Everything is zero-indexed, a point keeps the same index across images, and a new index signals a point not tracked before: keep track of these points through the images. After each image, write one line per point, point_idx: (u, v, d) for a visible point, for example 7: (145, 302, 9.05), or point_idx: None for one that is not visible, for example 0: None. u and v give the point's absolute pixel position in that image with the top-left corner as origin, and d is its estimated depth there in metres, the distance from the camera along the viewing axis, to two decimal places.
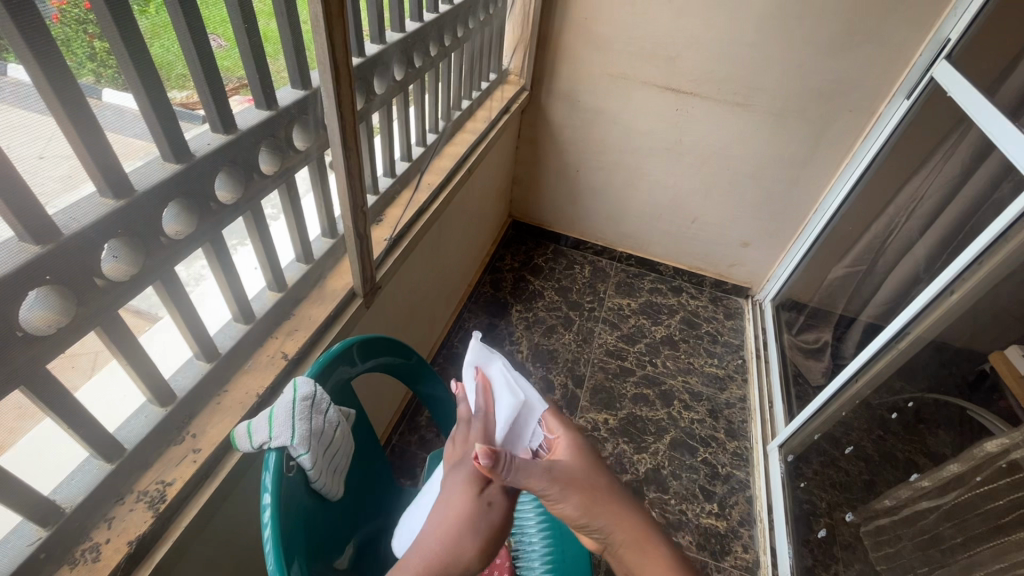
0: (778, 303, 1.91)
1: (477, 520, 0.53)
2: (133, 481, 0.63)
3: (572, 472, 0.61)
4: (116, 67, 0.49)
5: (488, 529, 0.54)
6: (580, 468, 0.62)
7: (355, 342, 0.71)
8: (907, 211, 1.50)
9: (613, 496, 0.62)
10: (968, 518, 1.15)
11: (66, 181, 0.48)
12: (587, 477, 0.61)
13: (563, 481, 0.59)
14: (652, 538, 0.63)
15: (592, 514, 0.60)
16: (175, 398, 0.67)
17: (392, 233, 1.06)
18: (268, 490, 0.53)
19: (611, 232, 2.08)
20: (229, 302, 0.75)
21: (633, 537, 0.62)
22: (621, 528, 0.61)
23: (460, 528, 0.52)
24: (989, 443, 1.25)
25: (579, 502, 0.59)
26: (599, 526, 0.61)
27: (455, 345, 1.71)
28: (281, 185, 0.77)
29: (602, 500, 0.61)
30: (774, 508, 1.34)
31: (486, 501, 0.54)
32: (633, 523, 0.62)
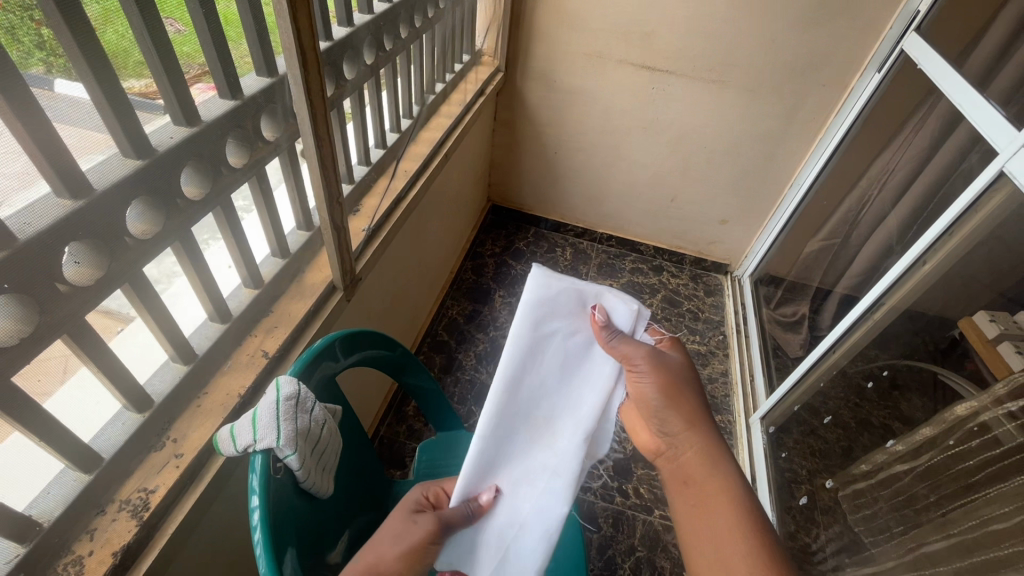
0: (757, 278, 1.95)
1: (401, 531, 0.53)
2: (113, 490, 0.61)
3: (671, 366, 0.64)
4: (61, 54, 0.45)
5: (408, 545, 0.52)
6: (679, 366, 0.66)
7: (338, 337, 0.69)
8: (879, 183, 1.52)
9: (696, 408, 0.65)
10: (940, 478, 1.15)
11: (22, 178, 0.45)
12: (682, 378, 0.65)
13: (658, 363, 0.63)
14: (722, 460, 0.62)
15: (670, 408, 0.64)
16: (153, 403, 0.65)
17: (370, 223, 1.03)
18: (256, 492, 0.52)
19: (591, 213, 2.08)
20: (203, 301, 0.72)
21: (700, 445, 0.63)
22: (691, 434, 0.64)
23: (378, 552, 0.51)
24: (959, 407, 1.26)
25: (663, 387, 0.62)
26: (671, 421, 0.64)
27: (440, 333, 1.70)
28: (252, 178, 0.74)
29: (682, 403, 0.64)
30: (758, 476, 1.40)
31: (413, 519, 0.54)
32: (706, 438, 0.64)
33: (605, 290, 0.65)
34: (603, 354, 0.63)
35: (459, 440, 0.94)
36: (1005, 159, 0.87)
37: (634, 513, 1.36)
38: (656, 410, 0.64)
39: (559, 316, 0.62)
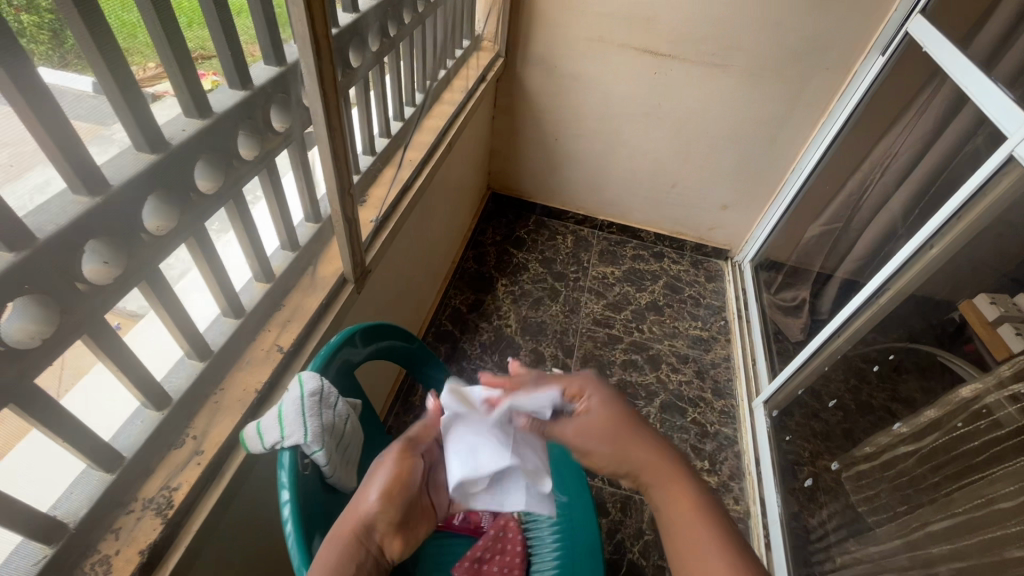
0: (757, 263, 1.96)
1: (373, 474, 0.55)
2: (135, 489, 0.61)
3: (599, 420, 0.61)
4: (65, 46, 0.43)
5: (385, 481, 0.54)
6: (607, 411, 0.62)
7: (358, 330, 0.70)
8: (881, 167, 1.52)
9: (643, 440, 0.60)
10: (945, 459, 1.15)
11: (14, 171, 0.42)
12: (616, 416, 0.61)
13: (590, 433, 0.61)
14: (680, 476, 0.59)
15: (622, 455, 0.59)
16: (171, 400, 0.64)
17: (378, 214, 1.02)
18: (286, 487, 0.52)
19: (592, 200, 2.07)
20: (216, 296, 0.71)
21: (664, 477, 0.58)
22: (649, 468, 0.59)
23: (356, 500, 0.53)
24: (965, 388, 1.27)
25: (612, 450, 0.60)
26: (624, 464, 0.60)
27: (445, 323, 1.70)
28: (263, 170, 0.72)
29: (628, 444, 0.60)
30: (762, 461, 1.43)
31: (381, 459, 0.57)
32: (660, 463, 0.59)
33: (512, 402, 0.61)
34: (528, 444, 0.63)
35: None
36: (1014, 143, 0.88)
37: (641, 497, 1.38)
38: (616, 470, 0.60)
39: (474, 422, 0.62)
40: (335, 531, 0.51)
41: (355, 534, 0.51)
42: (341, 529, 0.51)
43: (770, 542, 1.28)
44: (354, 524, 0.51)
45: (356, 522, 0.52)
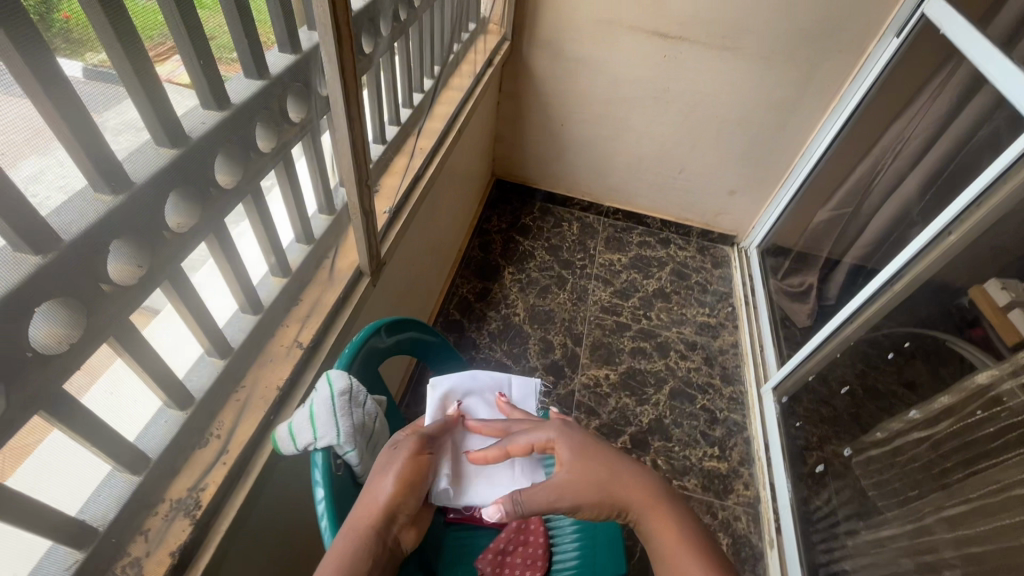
0: (764, 249, 1.95)
1: (387, 463, 0.53)
2: (162, 490, 0.60)
3: (575, 465, 0.59)
4: (83, 28, 0.41)
5: (401, 471, 0.53)
6: (579, 452, 0.60)
7: (382, 324, 0.71)
8: (893, 152, 1.49)
9: (625, 472, 0.59)
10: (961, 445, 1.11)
11: (50, 175, 0.41)
12: (593, 458, 0.59)
13: (566, 487, 0.58)
14: (669, 509, 0.58)
15: (606, 497, 0.58)
16: (194, 400, 0.63)
17: (392, 204, 1.01)
18: (320, 484, 0.52)
19: (598, 186, 2.05)
20: (235, 292, 0.69)
21: (651, 511, 0.58)
22: (636, 505, 0.58)
23: (374, 490, 0.52)
24: (980, 375, 1.19)
25: (595, 496, 0.58)
26: (610, 506, 0.58)
27: (453, 312, 1.70)
28: (279, 163, 0.70)
29: (611, 486, 0.58)
30: (771, 445, 1.45)
31: (392, 446, 0.55)
32: (647, 497, 0.58)
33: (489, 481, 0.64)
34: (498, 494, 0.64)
35: None
36: None
37: None
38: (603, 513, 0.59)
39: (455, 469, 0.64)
40: (354, 524, 0.49)
41: (376, 526, 0.50)
42: (361, 521, 0.50)
43: (780, 526, 1.31)
44: (375, 516, 0.50)
45: (377, 514, 0.50)
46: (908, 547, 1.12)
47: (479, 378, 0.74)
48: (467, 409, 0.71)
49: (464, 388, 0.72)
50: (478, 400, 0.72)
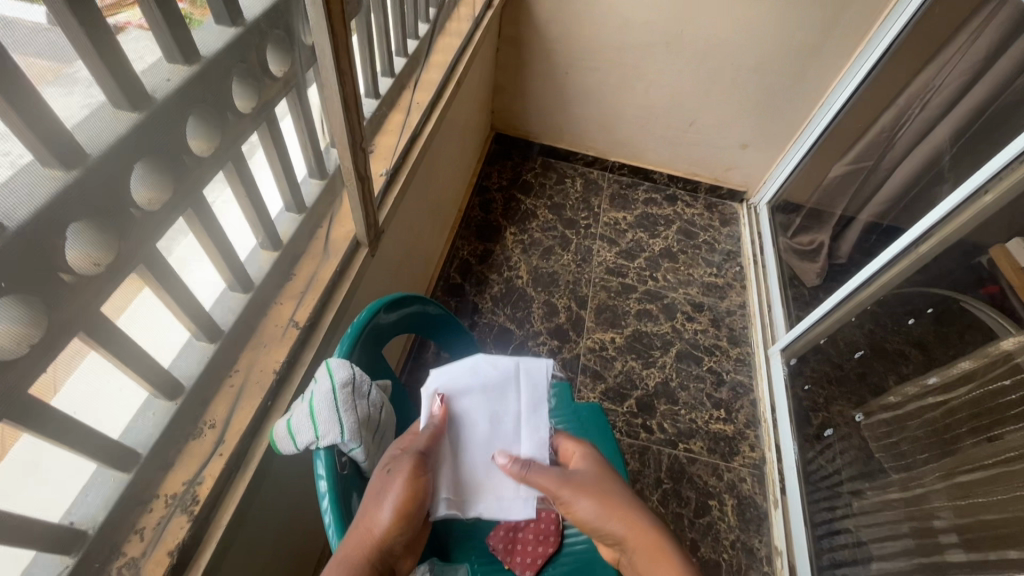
0: (775, 205, 1.88)
1: (382, 488, 0.49)
2: (156, 484, 0.56)
3: (588, 472, 0.57)
4: None
5: (399, 498, 0.48)
6: (595, 467, 0.58)
7: (381, 305, 0.65)
8: (921, 101, 1.39)
9: (628, 499, 0.55)
10: (981, 412, 1.05)
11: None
12: (603, 473, 0.57)
13: (573, 484, 0.55)
14: (671, 548, 0.52)
15: (608, 510, 0.54)
16: (183, 388, 0.59)
17: (389, 166, 0.93)
18: (323, 477, 0.50)
19: (603, 140, 1.95)
20: (221, 269, 0.63)
21: (646, 542, 0.52)
22: (632, 533, 0.53)
23: (368, 516, 0.47)
24: (1004, 340, 1.09)
25: (597, 508, 0.54)
26: (609, 524, 0.54)
27: (453, 276, 1.64)
28: (262, 125, 0.63)
29: (615, 502, 0.54)
30: (778, 407, 1.45)
31: (387, 469, 0.50)
32: (646, 526, 0.53)
33: (501, 498, 0.57)
34: (511, 511, 0.57)
35: None
36: None
37: (658, 448, 1.39)
38: (599, 532, 0.54)
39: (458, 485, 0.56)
40: (349, 555, 0.45)
41: (371, 559, 0.46)
42: (356, 553, 0.45)
43: (785, 487, 1.33)
44: (370, 548, 0.46)
45: (373, 542, 0.46)
46: (902, 511, 1.14)
47: (481, 372, 0.62)
48: (466, 409, 0.60)
49: (462, 385, 0.61)
50: (479, 397, 0.61)
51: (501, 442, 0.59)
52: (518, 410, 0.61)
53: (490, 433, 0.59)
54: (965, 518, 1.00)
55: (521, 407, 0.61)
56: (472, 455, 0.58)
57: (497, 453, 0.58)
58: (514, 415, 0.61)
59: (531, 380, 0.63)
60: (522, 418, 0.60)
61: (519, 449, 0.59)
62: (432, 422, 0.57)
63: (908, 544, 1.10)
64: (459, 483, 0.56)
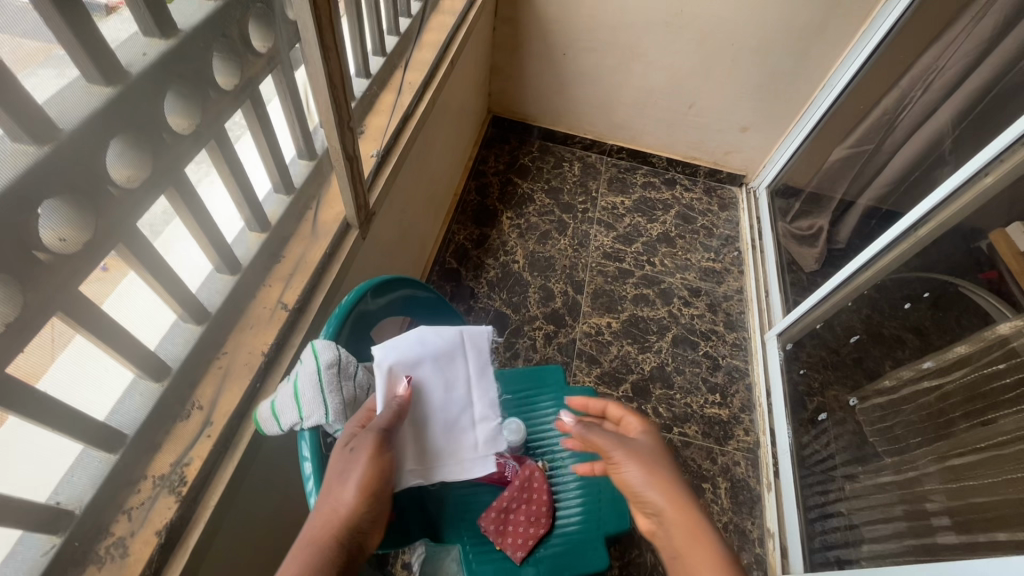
0: (774, 190, 1.86)
1: (343, 468, 0.48)
2: (143, 466, 0.56)
3: (645, 445, 0.64)
4: None
5: (359, 477, 0.48)
6: (653, 444, 0.64)
7: (366, 290, 0.65)
8: (925, 82, 1.36)
9: (678, 478, 0.60)
10: (973, 396, 1.02)
11: None
12: (661, 450, 0.63)
13: (628, 449, 0.63)
14: (707, 528, 0.55)
15: (651, 478, 0.59)
16: (170, 370, 0.59)
17: (380, 147, 0.92)
18: (308, 458, 0.51)
19: (601, 123, 1.92)
20: (207, 251, 0.63)
21: (681, 516, 0.56)
22: (670, 504, 0.57)
23: (332, 496, 0.47)
24: (999, 323, 1.04)
25: (644, 473, 0.60)
26: (649, 490, 0.59)
27: (449, 261, 1.64)
28: (246, 103, 0.61)
29: (662, 475, 0.60)
30: (773, 391, 1.46)
31: (347, 447, 0.49)
32: (685, 505, 0.57)
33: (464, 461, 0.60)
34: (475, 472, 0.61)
35: None
36: None
37: None
38: (640, 496, 0.60)
39: (421, 457, 0.58)
40: (315, 536, 0.45)
41: (337, 538, 0.45)
42: (321, 534, 0.45)
43: (778, 470, 1.35)
44: (334, 528, 0.46)
45: (338, 522, 0.46)
46: (894, 494, 1.12)
47: (427, 340, 0.61)
48: (419, 381, 0.59)
49: (411, 359, 0.59)
50: (430, 366, 0.60)
51: (456, 409, 0.61)
52: (468, 374, 0.63)
53: (446, 400, 0.60)
54: (956, 501, 0.97)
55: (467, 370, 0.63)
56: (431, 425, 0.59)
57: (455, 419, 0.61)
58: (465, 381, 0.62)
59: (475, 342, 0.64)
60: (472, 382, 0.63)
61: (473, 410, 0.62)
62: (397, 403, 0.55)
63: (901, 525, 1.07)
64: (422, 453, 0.58)
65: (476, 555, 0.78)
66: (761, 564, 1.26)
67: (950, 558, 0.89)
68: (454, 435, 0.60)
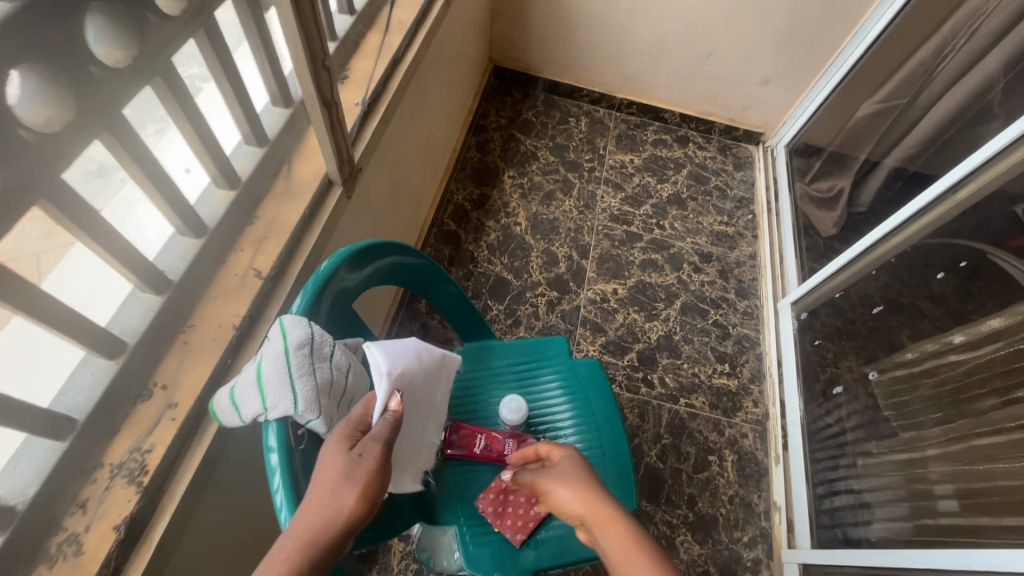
0: (793, 148, 1.74)
1: (349, 473, 0.43)
2: (99, 453, 0.50)
3: (566, 466, 0.62)
4: None
5: (367, 486, 0.43)
6: (572, 463, 0.63)
7: (345, 258, 0.57)
8: (970, 28, 1.19)
9: (599, 486, 0.58)
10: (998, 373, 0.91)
11: None
12: (580, 467, 0.62)
13: (552, 476, 0.61)
14: (630, 524, 0.53)
15: (576, 492, 0.58)
16: (126, 346, 0.53)
17: (365, 96, 0.83)
18: (275, 448, 0.45)
19: (610, 75, 1.78)
20: (165, 211, 0.57)
21: (605, 519, 0.54)
22: (594, 511, 0.55)
23: (334, 502, 0.41)
24: None
25: (568, 492, 0.58)
26: (574, 504, 0.57)
27: (448, 222, 1.55)
28: (196, 34, 0.56)
29: (585, 487, 0.58)
30: (785, 361, 1.41)
31: (356, 452, 0.44)
32: (606, 508, 0.55)
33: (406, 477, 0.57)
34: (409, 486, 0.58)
35: (489, 350, 0.87)
36: None
37: (659, 403, 1.35)
38: (572, 515, 0.58)
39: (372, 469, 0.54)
40: (312, 544, 0.40)
41: (332, 547, 0.41)
42: (318, 540, 0.40)
43: (787, 442, 1.31)
44: (334, 535, 0.41)
45: (333, 531, 0.41)
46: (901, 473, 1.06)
47: (421, 358, 0.58)
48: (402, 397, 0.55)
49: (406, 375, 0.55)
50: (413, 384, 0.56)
51: (415, 428, 0.59)
52: (437, 398, 0.61)
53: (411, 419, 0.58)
54: (974, 483, 0.89)
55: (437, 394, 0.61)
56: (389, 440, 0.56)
57: (411, 437, 0.58)
58: (429, 405, 0.60)
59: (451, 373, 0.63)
60: (434, 408, 0.61)
61: (427, 434, 0.60)
62: (393, 418, 0.47)
63: (902, 505, 1.03)
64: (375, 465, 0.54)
65: (472, 534, 0.75)
66: (766, 537, 1.23)
67: (968, 544, 0.85)
68: (405, 451, 0.58)
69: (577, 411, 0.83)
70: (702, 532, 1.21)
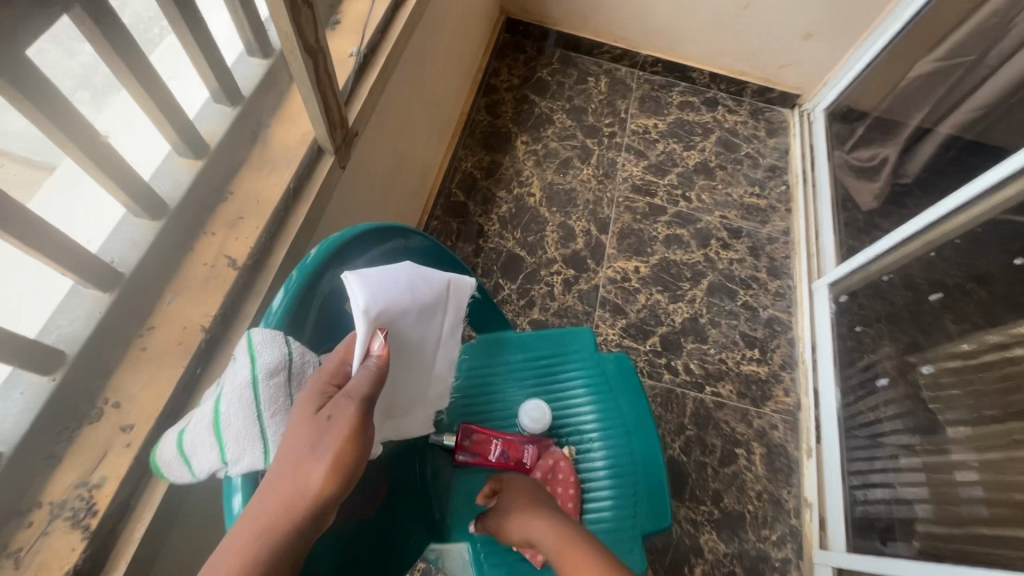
0: (832, 112, 1.58)
1: (318, 439, 0.37)
2: (40, 487, 0.44)
3: (512, 494, 0.61)
4: None
5: (339, 454, 0.37)
6: (518, 488, 0.62)
7: (335, 244, 0.48)
8: None
9: (543, 504, 0.58)
10: None
11: None
12: (524, 489, 0.61)
13: (502, 510, 0.60)
14: (570, 528, 0.52)
15: (521, 515, 0.57)
16: (66, 357, 0.46)
17: (359, 45, 0.70)
18: (238, 490, 0.40)
19: (633, 28, 1.61)
20: (110, 186, 0.47)
21: (546, 527, 0.53)
22: (537, 526, 0.54)
23: (302, 474, 0.36)
24: None
25: (514, 517, 0.57)
26: (521, 526, 0.56)
27: (455, 193, 1.43)
28: None
29: (529, 506, 0.57)
30: (820, 346, 1.30)
31: (325, 415, 0.38)
32: (548, 520, 0.54)
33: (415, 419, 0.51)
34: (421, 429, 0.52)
35: (504, 343, 0.76)
36: None
37: (684, 391, 1.26)
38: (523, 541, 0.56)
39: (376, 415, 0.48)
40: (278, 526, 0.35)
41: (301, 525, 0.36)
42: (287, 517, 0.36)
43: (821, 436, 1.22)
44: (303, 511, 0.36)
45: (305, 506, 0.36)
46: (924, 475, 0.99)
47: (416, 290, 0.47)
48: (396, 333, 0.46)
49: (397, 307, 0.45)
50: (410, 316, 0.46)
51: (423, 366, 0.49)
52: (444, 332, 0.50)
53: (416, 357, 0.48)
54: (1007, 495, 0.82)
55: (445, 323, 0.50)
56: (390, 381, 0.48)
57: (419, 376, 0.50)
58: (437, 337, 0.50)
59: (461, 299, 0.52)
60: (444, 339, 0.51)
61: (433, 373, 0.51)
62: (378, 366, 0.39)
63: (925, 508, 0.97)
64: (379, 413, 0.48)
65: (487, 551, 0.65)
66: (795, 536, 1.16)
67: (998, 564, 0.79)
68: (410, 395, 0.50)
69: (604, 414, 0.74)
70: (728, 530, 1.14)
